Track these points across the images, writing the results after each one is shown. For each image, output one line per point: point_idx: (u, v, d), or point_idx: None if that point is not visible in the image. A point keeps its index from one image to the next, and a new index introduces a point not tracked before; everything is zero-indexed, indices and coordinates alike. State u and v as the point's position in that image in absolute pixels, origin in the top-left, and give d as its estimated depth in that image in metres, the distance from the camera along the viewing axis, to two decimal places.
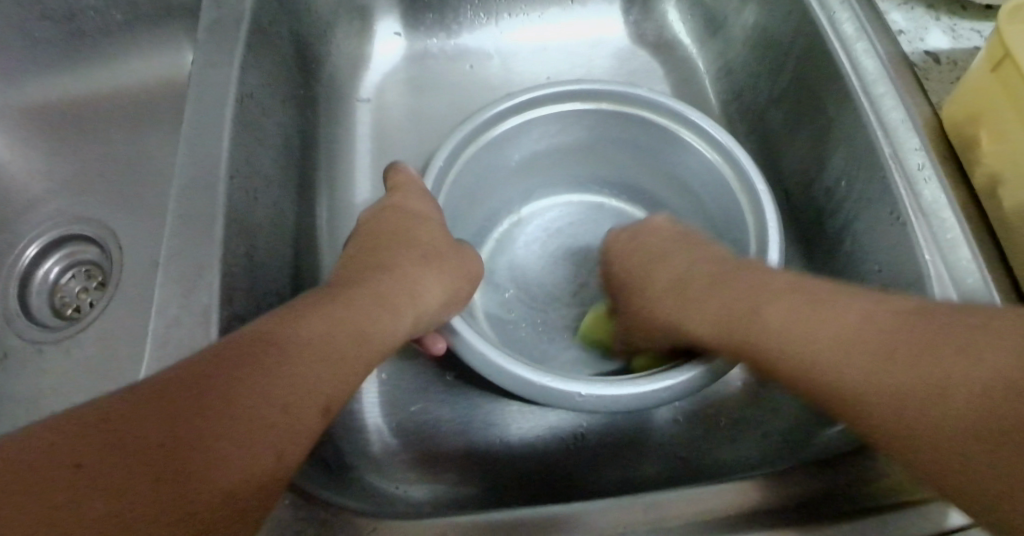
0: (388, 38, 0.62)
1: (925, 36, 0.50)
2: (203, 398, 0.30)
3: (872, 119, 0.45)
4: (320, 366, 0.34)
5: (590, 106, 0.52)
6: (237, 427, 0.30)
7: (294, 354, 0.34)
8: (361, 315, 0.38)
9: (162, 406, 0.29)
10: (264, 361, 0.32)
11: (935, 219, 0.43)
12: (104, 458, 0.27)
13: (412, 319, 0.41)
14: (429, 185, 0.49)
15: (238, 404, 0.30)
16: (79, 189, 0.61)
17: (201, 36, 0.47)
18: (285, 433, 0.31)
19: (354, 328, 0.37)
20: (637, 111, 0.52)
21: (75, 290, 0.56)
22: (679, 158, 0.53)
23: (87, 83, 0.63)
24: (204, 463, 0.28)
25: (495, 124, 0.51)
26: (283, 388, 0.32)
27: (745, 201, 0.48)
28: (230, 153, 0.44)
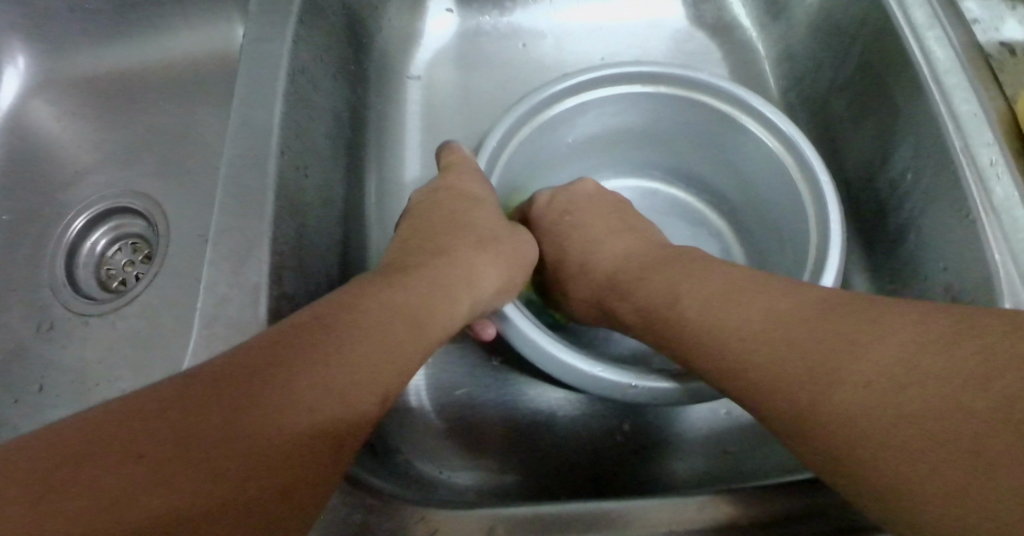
0: (441, 14, 0.61)
1: (1001, 25, 0.48)
2: (257, 387, 0.30)
3: (941, 112, 0.44)
4: (374, 352, 0.33)
5: (647, 89, 0.51)
6: (290, 417, 0.30)
7: (350, 341, 0.33)
8: (418, 303, 0.37)
9: (215, 395, 0.29)
10: (318, 349, 0.32)
11: (1008, 219, 0.40)
12: (156, 447, 0.27)
13: (469, 305, 0.41)
14: (484, 166, 0.49)
15: (292, 393, 0.30)
16: (127, 159, 0.61)
17: (254, 10, 0.46)
18: (339, 420, 0.31)
19: (409, 315, 0.36)
20: (695, 95, 0.50)
21: (121, 263, 0.57)
22: (738, 145, 0.51)
23: (138, 55, 0.63)
24: (255, 454, 0.28)
25: (551, 107, 0.50)
26: (338, 371, 0.32)
27: (807, 193, 0.46)
28: (282, 129, 0.43)
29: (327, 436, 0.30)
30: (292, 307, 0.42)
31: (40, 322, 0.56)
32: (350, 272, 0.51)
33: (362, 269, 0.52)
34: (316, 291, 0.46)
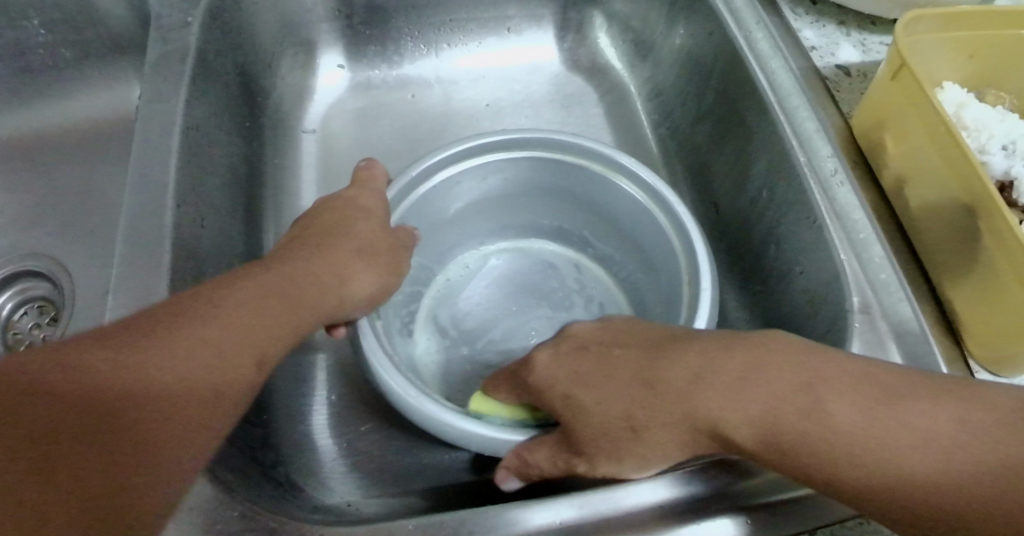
0: (332, 69, 0.64)
1: (836, 50, 0.54)
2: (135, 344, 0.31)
3: (787, 130, 0.48)
4: (215, 336, 0.33)
5: (565, 157, 0.54)
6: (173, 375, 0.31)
7: (224, 310, 0.35)
8: (294, 287, 0.39)
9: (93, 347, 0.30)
10: (194, 315, 0.33)
11: (849, 221, 0.45)
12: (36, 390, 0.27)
13: (337, 301, 0.42)
14: (392, 194, 0.51)
15: (172, 350, 0.31)
16: (30, 224, 0.62)
17: (147, 71, 0.48)
18: (185, 404, 0.31)
19: (285, 299, 0.38)
20: (616, 177, 0.53)
21: (29, 327, 0.57)
22: (612, 200, 0.55)
23: (38, 121, 0.64)
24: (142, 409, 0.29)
25: (473, 155, 0.54)
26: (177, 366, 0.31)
27: (670, 230, 0.50)
28: (177, 182, 0.45)
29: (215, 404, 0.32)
30: None
31: None
32: None
33: None
34: None
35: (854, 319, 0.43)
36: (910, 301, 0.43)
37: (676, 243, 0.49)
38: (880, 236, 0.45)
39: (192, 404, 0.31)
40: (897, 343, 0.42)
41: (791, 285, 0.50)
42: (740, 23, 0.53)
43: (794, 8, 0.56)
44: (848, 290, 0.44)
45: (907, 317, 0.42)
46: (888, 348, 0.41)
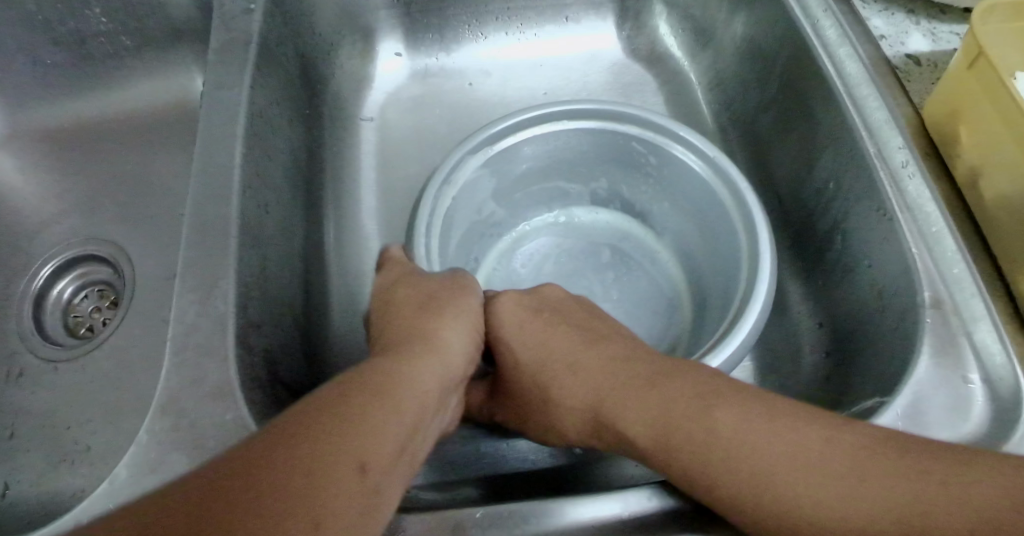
0: (391, 56, 0.64)
1: (906, 39, 0.53)
2: (321, 421, 0.32)
3: (856, 119, 0.47)
4: (378, 396, 0.35)
5: (636, 130, 0.53)
6: (360, 437, 0.32)
7: (379, 379, 0.37)
8: (426, 349, 0.41)
9: (289, 439, 0.31)
10: (362, 386, 0.36)
11: (921, 214, 0.44)
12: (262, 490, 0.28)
13: (458, 354, 0.43)
14: (451, 168, 0.51)
15: (356, 419, 0.33)
16: (91, 208, 0.63)
17: (212, 58, 0.49)
18: (346, 464, 0.30)
19: (420, 363, 0.40)
20: (677, 151, 0.52)
21: (89, 310, 0.58)
22: (674, 175, 0.54)
23: (102, 107, 0.65)
24: (333, 474, 0.30)
25: (531, 127, 0.54)
26: (340, 450, 0.31)
27: (732, 208, 0.49)
28: (242, 169, 0.46)
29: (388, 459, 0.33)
30: (258, 334, 0.44)
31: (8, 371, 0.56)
32: (314, 303, 0.52)
33: (325, 299, 0.54)
34: (281, 319, 0.47)
35: (925, 314, 0.42)
36: (984, 298, 0.41)
37: (739, 226, 0.49)
38: (953, 229, 0.43)
39: (351, 469, 0.30)
40: (969, 340, 0.40)
41: (860, 279, 0.49)
42: (807, 10, 0.51)
43: None
44: (919, 284, 0.43)
45: (982, 312, 0.41)
46: (962, 347, 0.40)
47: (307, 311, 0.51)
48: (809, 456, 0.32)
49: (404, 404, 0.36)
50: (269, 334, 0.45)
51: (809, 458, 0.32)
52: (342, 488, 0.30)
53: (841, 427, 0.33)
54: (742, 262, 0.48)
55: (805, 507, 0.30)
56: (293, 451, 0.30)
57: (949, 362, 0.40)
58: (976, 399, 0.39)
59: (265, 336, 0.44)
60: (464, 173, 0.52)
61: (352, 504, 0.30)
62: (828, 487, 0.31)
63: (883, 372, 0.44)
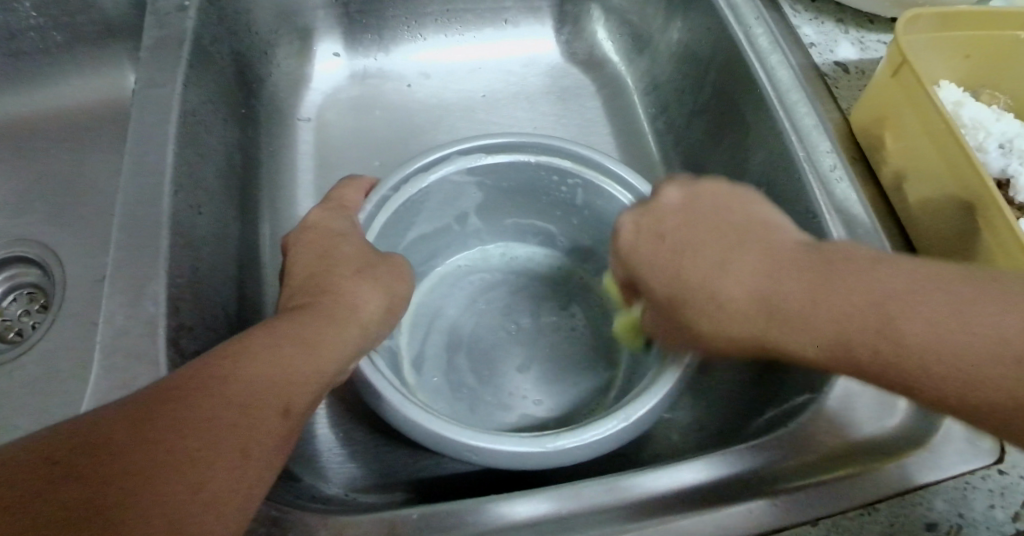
0: (330, 56, 0.64)
1: (835, 47, 0.54)
2: (166, 407, 0.31)
3: (787, 125, 0.49)
4: (243, 386, 0.33)
5: (574, 168, 0.52)
6: (208, 429, 0.31)
7: (245, 363, 0.34)
8: (313, 330, 0.38)
9: (126, 427, 0.30)
10: (225, 370, 0.33)
11: (848, 217, 0.46)
12: (84, 485, 0.28)
13: (357, 331, 0.40)
14: (411, 171, 0.50)
15: (204, 410, 0.31)
16: (18, 211, 0.60)
17: (142, 56, 0.47)
18: (269, 409, 0.33)
19: (304, 342, 0.37)
20: (610, 186, 0.51)
21: (17, 314, 0.57)
22: (602, 207, 0.53)
23: (31, 104, 0.63)
24: (167, 470, 0.29)
25: (510, 150, 0.52)
26: (176, 444, 0.30)
27: None
28: (174, 168, 0.45)
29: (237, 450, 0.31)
30: (191, 337, 0.43)
31: None
32: (250, 304, 0.52)
33: (261, 301, 0.53)
34: (215, 322, 0.46)
35: None
36: None
37: None
38: (879, 231, 0.45)
39: (275, 412, 0.34)
40: None
41: None
42: (740, 17, 0.53)
43: (793, 5, 0.57)
44: None
45: None
46: None
47: (242, 313, 0.50)
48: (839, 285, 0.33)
49: (268, 393, 0.34)
50: (203, 337, 0.44)
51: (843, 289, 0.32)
52: (262, 428, 0.33)
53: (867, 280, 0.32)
54: None
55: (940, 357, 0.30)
56: (218, 390, 0.32)
57: None
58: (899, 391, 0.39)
59: (199, 338, 0.43)
60: (427, 174, 0.51)
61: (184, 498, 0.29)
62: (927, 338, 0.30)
63: None
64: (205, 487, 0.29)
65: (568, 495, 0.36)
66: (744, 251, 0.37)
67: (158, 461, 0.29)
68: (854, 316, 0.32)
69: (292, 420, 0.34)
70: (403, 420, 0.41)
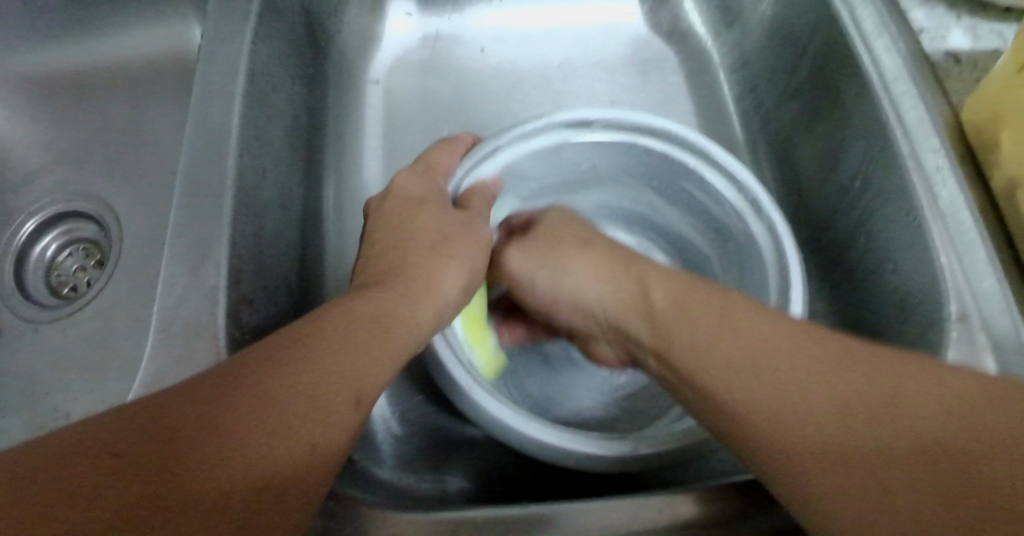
0: (402, 16, 0.61)
1: (947, 35, 0.50)
2: (225, 391, 0.29)
3: (890, 117, 0.45)
4: (318, 367, 0.31)
5: (692, 159, 0.48)
6: (270, 411, 0.29)
7: (317, 345, 0.32)
8: (390, 307, 0.36)
9: (185, 410, 0.29)
10: (295, 351, 0.32)
11: (954, 221, 0.42)
12: (145, 465, 0.27)
13: (437, 311, 0.39)
14: (511, 135, 0.48)
15: (267, 390, 0.30)
16: (78, 160, 0.60)
17: (212, 10, 0.45)
18: (339, 396, 0.31)
19: (379, 320, 0.35)
20: (716, 180, 0.48)
21: (73, 269, 0.56)
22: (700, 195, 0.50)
23: (102, 54, 0.62)
24: (227, 450, 0.28)
25: (626, 128, 0.49)
26: (239, 425, 0.28)
27: (766, 244, 0.45)
28: (241, 131, 0.43)
29: (302, 435, 0.29)
30: (250, 310, 0.41)
31: None
32: (310, 275, 0.50)
33: (320, 271, 0.51)
34: (273, 293, 0.45)
35: (951, 326, 0.40)
36: (1014, 313, 0.39)
37: (767, 250, 0.45)
38: (987, 241, 0.41)
39: (346, 404, 0.31)
40: (996, 356, 0.38)
41: (885, 281, 0.47)
42: None
43: None
44: (946, 296, 0.41)
45: (1010, 330, 0.39)
46: (987, 362, 0.38)
47: (302, 283, 0.49)
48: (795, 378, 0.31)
49: (344, 376, 0.32)
50: (261, 310, 0.43)
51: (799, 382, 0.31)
52: (334, 420, 0.31)
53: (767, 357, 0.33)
54: (766, 290, 0.44)
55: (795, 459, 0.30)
56: (291, 380, 0.31)
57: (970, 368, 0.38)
58: None
59: (258, 311, 0.42)
60: (523, 141, 0.49)
61: (245, 483, 0.28)
62: (827, 447, 0.29)
63: None
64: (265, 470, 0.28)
65: (672, 499, 0.35)
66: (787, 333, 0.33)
67: (217, 442, 0.28)
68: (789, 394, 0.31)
69: (364, 409, 0.32)
70: (469, 403, 0.39)
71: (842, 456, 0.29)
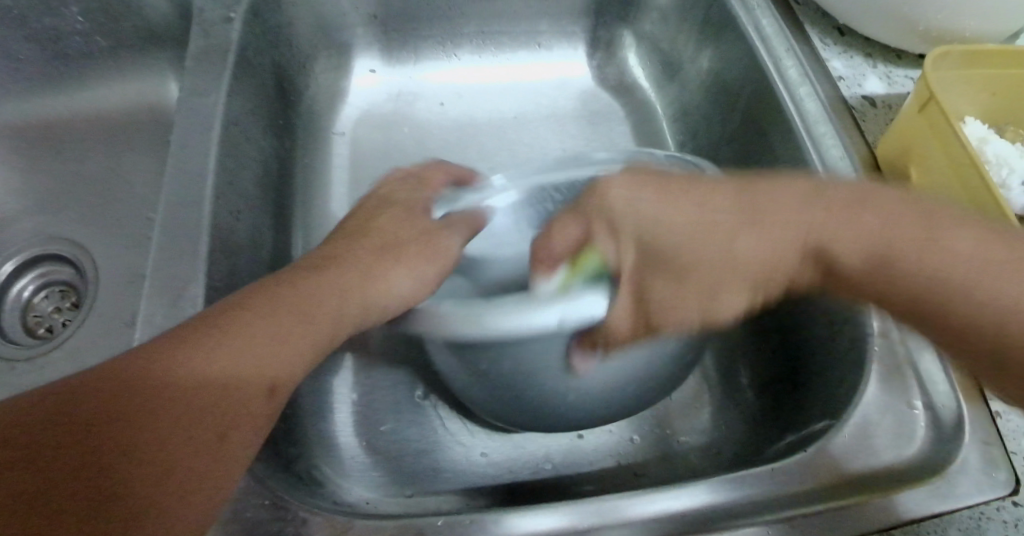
0: (367, 73, 0.65)
1: (863, 81, 0.55)
2: (141, 383, 0.32)
3: (814, 154, 0.49)
4: (231, 359, 0.34)
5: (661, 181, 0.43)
6: (183, 404, 0.32)
7: (230, 335, 0.35)
8: (308, 295, 0.39)
9: (98, 400, 0.31)
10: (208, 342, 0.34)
11: None
12: (64, 449, 0.29)
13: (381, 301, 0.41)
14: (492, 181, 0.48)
15: (179, 384, 0.33)
16: (54, 208, 0.63)
17: (189, 64, 0.49)
18: (250, 388, 0.34)
19: (295, 309, 0.38)
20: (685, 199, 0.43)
21: (49, 310, 0.58)
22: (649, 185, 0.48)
23: (77, 106, 0.65)
24: (142, 440, 0.30)
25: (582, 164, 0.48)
26: (152, 417, 0.31)
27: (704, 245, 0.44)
28: (215, 176, 0.46)
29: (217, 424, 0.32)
30: None
31: None
32: None
33: None
34: None
35: (874, 344, 0.43)
36: None
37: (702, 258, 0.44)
38: None
39: (259, 392, 0.35)
40: (914, 371, 0.42)
41: (811, 306, 0.50)
42: (771, 49, 0.54)
43: (823, 38, 0.58)
44: (869, 316, 0.44)
45: (924, 346, 0.43)
46: (908, 377, 0.42)
47: None
48: (913, 253, 0.32)
49: (252, 368, 0.35)
50: None
51: (913, 254, 0.32)
52: (244, 405, 0.34)
53: (923, 233, 0.32)
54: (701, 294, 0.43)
55: (986, 315, 0.31)
56: (201, 366, 0.33)
57: (895, 388, 0.41)
58: (918, 423, 0.40)
59: None
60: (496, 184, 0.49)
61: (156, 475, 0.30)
62: (983, 287, 0.31)
63: (836, 392, 0.46)
64: (181, 468, 0.31)
65: (632, 498, 0.37)
66: (848, 197, 0.34)
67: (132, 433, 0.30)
68: (882, 231, 0.32)
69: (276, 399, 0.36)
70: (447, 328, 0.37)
71: (976, 288, 0.31)
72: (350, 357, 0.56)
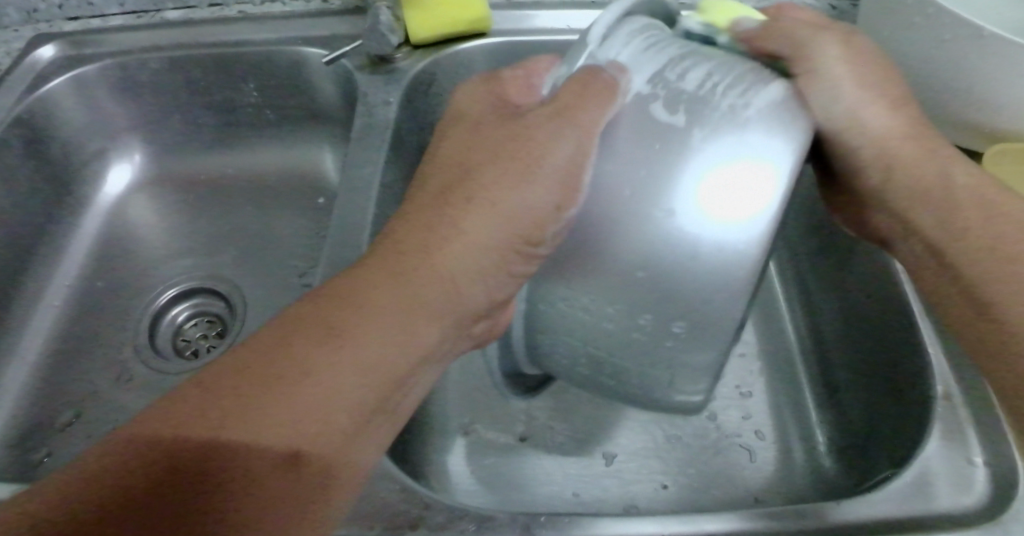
0: None
1: None
2: (196, 430, 0.33)
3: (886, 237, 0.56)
4: (277, 419, 0.34)
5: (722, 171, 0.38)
6: (231, 464, 0.33)
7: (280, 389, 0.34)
8: (357, 319, 0.37)
9: (160, 444, 0.32)
10: (259, 394, 0.34)
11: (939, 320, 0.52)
12: (127, 500, 0.31)
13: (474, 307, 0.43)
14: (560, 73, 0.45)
15: (227, 436, 0.33)
16: (213, 247, 0.75)
17: (355, 137, 0.61)
18: (287, 445, 0.34)
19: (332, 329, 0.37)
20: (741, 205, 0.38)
21: (196, 336, 0.70)
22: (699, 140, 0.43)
23: (241, 163, 0.79)
24: (193, 498, 0.32)
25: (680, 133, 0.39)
26: (202, 476, 0.32)
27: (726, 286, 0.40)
28: (372, 230, 0.56)
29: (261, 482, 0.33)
30: None
31: (119, 374, 0.66)
32: None
33: None
34: None
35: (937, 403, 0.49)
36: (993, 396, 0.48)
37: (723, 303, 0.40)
38: None
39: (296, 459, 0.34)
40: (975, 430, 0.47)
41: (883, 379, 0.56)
42: None
43: None
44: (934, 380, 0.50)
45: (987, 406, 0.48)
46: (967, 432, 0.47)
47: None
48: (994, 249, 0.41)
49: (291, 428, 0.34)
50: None
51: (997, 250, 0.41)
52: (276, 466, 0.33)
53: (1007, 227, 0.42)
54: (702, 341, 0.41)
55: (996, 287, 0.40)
56: (242, 425, 0.33)
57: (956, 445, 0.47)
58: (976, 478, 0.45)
59: None
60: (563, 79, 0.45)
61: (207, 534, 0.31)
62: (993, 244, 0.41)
63: (902, 446, 0.52)
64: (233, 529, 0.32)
65: (710, 519, 0.44)
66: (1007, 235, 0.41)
67: (182, 491, 0.32)
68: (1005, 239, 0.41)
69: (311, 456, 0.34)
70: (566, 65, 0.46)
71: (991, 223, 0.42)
72: (459, 393, 0.65)
